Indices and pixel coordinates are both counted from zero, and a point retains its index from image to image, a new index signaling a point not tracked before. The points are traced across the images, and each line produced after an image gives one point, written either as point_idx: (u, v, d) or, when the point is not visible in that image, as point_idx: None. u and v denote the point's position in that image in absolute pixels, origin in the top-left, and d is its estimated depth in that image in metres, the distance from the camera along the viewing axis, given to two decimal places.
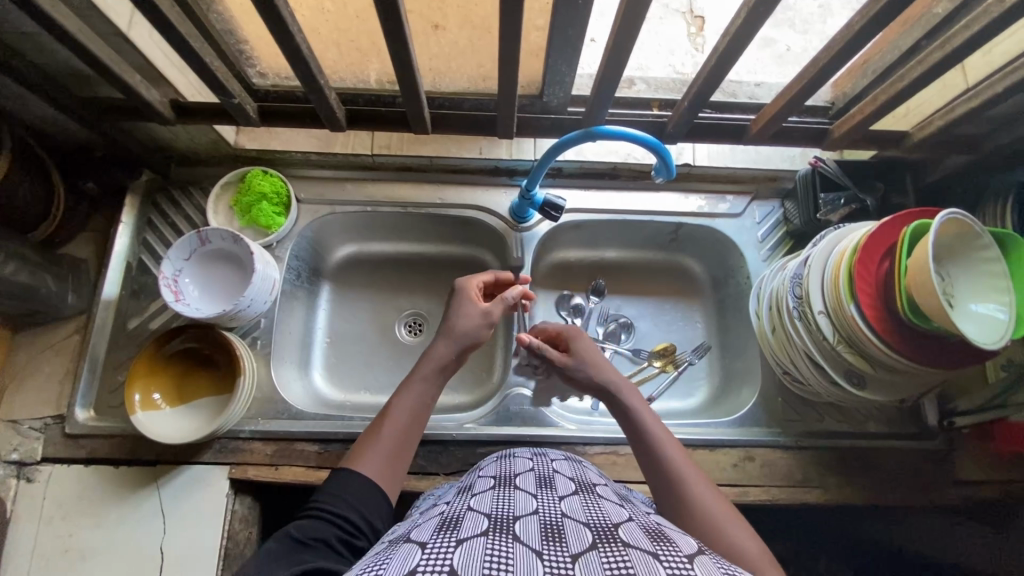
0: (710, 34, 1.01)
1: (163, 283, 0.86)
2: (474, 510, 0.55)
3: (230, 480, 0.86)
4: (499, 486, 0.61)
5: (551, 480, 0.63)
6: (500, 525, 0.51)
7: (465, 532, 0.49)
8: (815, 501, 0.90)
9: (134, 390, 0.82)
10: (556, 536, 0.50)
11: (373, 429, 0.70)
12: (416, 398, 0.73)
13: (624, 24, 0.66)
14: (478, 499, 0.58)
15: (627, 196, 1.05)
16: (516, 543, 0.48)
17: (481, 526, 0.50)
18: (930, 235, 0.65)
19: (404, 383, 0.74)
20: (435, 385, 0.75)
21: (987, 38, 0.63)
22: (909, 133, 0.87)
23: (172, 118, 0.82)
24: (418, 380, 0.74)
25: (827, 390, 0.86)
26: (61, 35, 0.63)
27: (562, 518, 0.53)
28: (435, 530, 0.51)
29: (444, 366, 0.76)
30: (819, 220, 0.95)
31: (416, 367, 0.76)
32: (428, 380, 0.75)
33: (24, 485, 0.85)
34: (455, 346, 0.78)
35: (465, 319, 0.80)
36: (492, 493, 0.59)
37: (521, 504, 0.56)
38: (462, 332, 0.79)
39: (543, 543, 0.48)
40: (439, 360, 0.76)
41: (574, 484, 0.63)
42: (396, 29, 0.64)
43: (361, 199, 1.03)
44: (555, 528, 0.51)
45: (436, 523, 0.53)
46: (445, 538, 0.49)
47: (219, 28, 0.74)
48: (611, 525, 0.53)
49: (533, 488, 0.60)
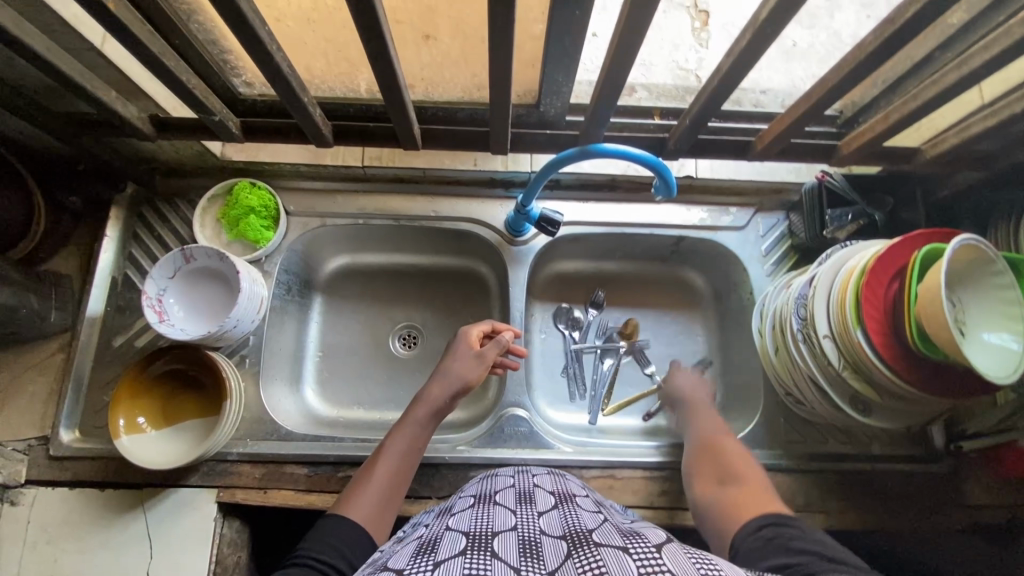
0: (716, 28, 0.95)
1: (146, 304, 0.83)
2: (451, 531, 0.53)
3: (218, 504, 0.85)
4: (478, 504, 0.59)
5: (531, 494, 0.61)
6: (478, 542, 0.49)
7: (442, 554, 0.47)
8: (817, 525, 0.87)
9: (118, 415, 0.80)
10: (532, 551, 0.48)
11: (366, 471, 0.71)
12: (408, 442, 0.74)
13: (622, 38, 0.62)
14: (457, 518, 0.56)
15: (627, 209, 1.02)
16: (494, 559, 0.46)
17: (459, 546, 0.48)
18: (943, 262, 0.62)
19: (399, 426, 0.76)
20: (428, 428, 0.76)
21: (1008, 58, 0.59)
22: (921, 149, 0.83)
23: (152, 133, 0.79)
24: (413, 422, 0.75)
25: (830, 414, 0.84)
26: (28, 54, 0.59)
27: (540, 532, 0.52)
28: (412, 556, 0.49)
29: (438, 409, 0.77)
30: (826, 237, 0.91)
31: (410, 409, 0.77)
32: (422, 424, 0.76)
33: (7, 509, 0.83)
34: (452, 388, 0.78)
35: (461, 361, 0.81)
36: (471, 511, 0.57)
37: (499, 519, 0.54)
38: (456, 373, 0.80)
39: (520, 559, 0.46)
40: (433, 403, 0.77)
41: (555, 497, 0.61)
42: (380, 46, 0.61)
43: (353, 211, 1.00)
44: (532, 543, 0.49)
45: (414, 548, 0.51)
46: (422, 563, 0.46)
47: (201, 38, 0.70)
48: (586, 530, 0.51)
49: (512, 503, 0.58)
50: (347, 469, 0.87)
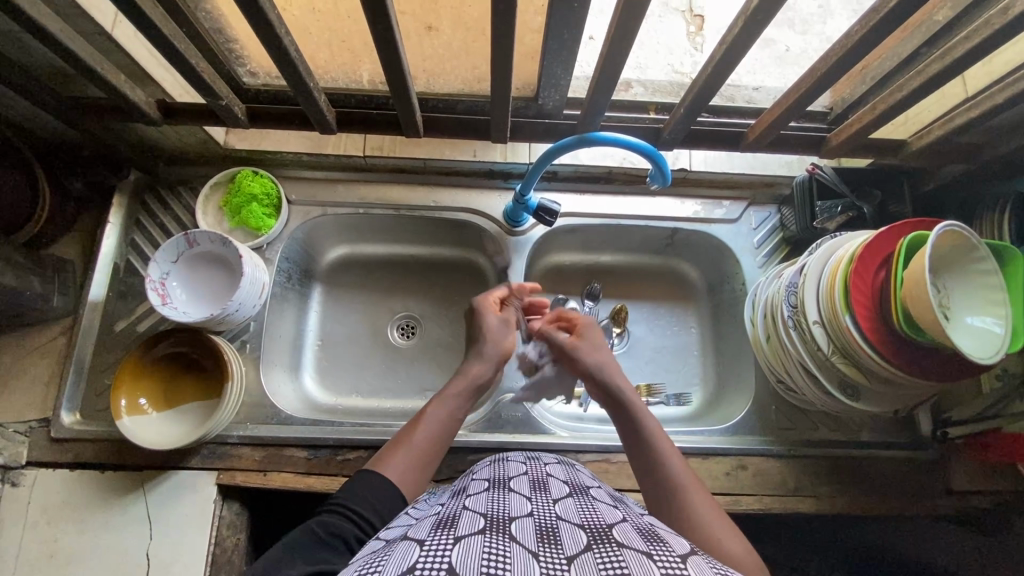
0: (709, 34, 1.00)
1: (150, 286, 0.85)
2: (470, 510, 0.54)
3: (217, 486, 0.85)
4: (493, 488, 0.60)
5: (545, 483, 0.63)
6: (496, 524, 0.50)
7: (461, 531, 0.48)
8: (807, 510, 0.89)
9: (120, 396, 0.81)
10: (551, 538, 0.49)
11: (405, 434, 0.70)
12: (448, 413, 0.73)
13: (619, 28, 0.64)
14: (474, 500, 0.58)
15: (622, 201, 1.04)
16: (513, 543, 0.47)
17: (478, 525, 0.50)
18: (928, 247, 0.64)
19: (439, 395, 0.75)
20: (467, 402, 0.76)
21: (988, 49, 0.62)
22: (907, 142, 0.86)
23: (159, 119, 0.81)
24: (453, 396, 0.74)
25: (821, 400, 0.86)
26: (43, 35, 0.61)
27: (557, 520, 0.53)
28: (433, 528, 0.50)
29: (476, 386, 0.77)
30: (816, 228, 0.94)
31: (448, 384, 0.76)
32: (461, 397, 0.75)
33: (8, 489, 0.84)
34: (489, 364, 0.80)
35: (495, 338, 0.82)
36: (487, 495, 0.58)
37: (515, 506, 0.55)
38: (492, 349, 0.81)
39: (539, 544, 0.47)
40: (471, 378, 0.77)
41: (568, 487, 0.62)
42: (386, 33, 0.63)
43: (353, 201, 1.02)
44: (550, 530, 0.50)
45: (433, 522, 0.52)
46: (442, 536, 0.47)
47: (208, 26, 0.72)
48: (606, 525, 0.52)
49: (527, 491, 0.59)
50: (346, 453, 0.88)
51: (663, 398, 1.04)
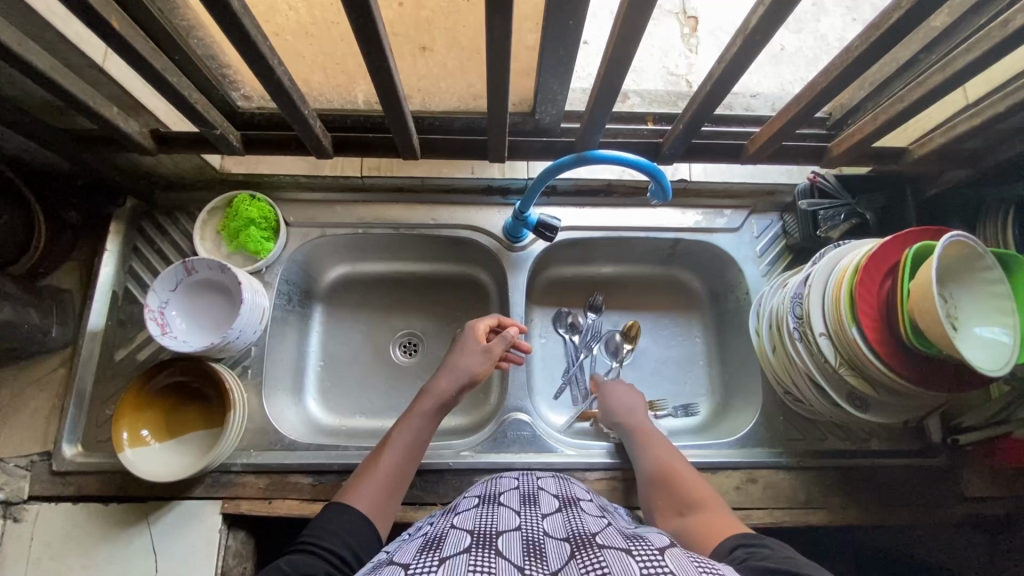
0: (704, 35, 1.02)
1: (150, 316, 0.84)
2: (457, 528, 0.53)
3: (222, 515, 0.85)
4: (482, 504, 0.60)
5: (535, 496, 0.62)
6: (482, 540, 0.49)
7: (447, 551, 0.48)
8: (819, 522, 0.88)
9: (122, 428, 0.80)
10: (537, 552, 0.48)
11: (374, 458, 0.73)
12: (414, 433, 0.76)
13: (617, 48, 0.63)
14: (462, 517, 0.57)
15: (620, 214, 1.03)
16: (498, 557, 0.46)
17: (464, 542, 0.49)
18: (935, 258, 0.63)
19: (406, 415, 0.78)
20: (432, 423, 0.78)
21: (989, 61, 0.61)
22: (909, 149, 0.86)
23: (153, 148, 0.81)
24: (418, 415, 0.77)
25: (829, 411, 0.85)
26: (34, 74, 0.61)
27: (544, 535, 0.52)
28: (418, 551, 0.49)
29: (443, 403, 0.79)
30: (820, 237, 0.93)
31: (417, 401, 0.79)
32: (427, 416, 0.77)
33: (11, 525, 0.83)
34: (460, 384, 0.80)
35: (467, 354, 0.82)
36: (476, 511, 0.58)
37: (503, 519, 0.55)
38: (465, 367, 0.81)
39: (524, 557, 0.47)
40: (440, 398, 0.78)
41: (558, 501, 0.62)
42: (380, 61, 0.63)
43: (352, 220, 1.01)
44: (536, 544, 0.50)
45: (420, 544, 0.51)
46: (428, 558, 0.47)
47: (200, 54, 0.71)
48: (590, 533, 0.51)
49: (516, 504, 0.59)
50: (351, 478, 0.87)
51: (670, 413, 1.03)
